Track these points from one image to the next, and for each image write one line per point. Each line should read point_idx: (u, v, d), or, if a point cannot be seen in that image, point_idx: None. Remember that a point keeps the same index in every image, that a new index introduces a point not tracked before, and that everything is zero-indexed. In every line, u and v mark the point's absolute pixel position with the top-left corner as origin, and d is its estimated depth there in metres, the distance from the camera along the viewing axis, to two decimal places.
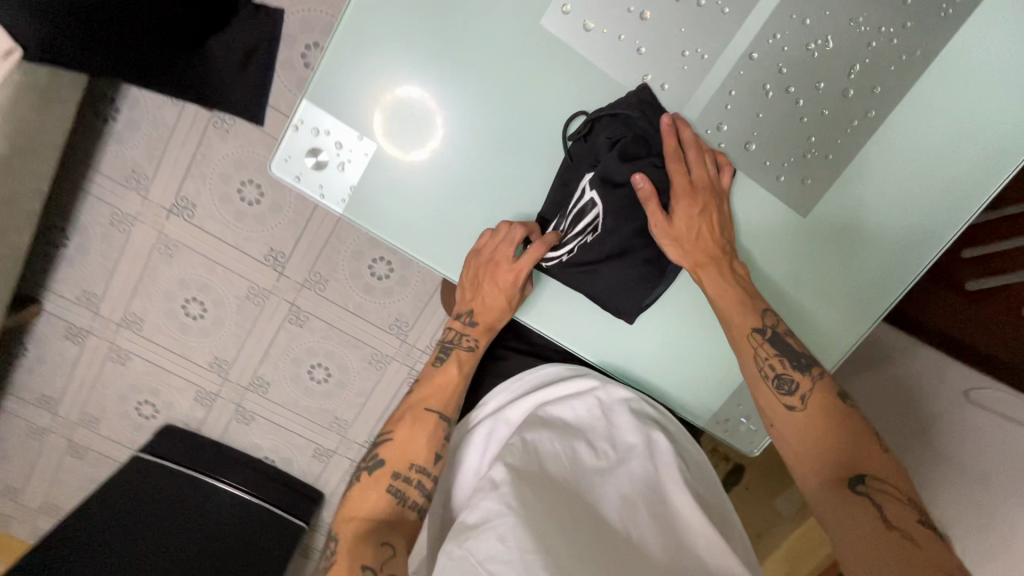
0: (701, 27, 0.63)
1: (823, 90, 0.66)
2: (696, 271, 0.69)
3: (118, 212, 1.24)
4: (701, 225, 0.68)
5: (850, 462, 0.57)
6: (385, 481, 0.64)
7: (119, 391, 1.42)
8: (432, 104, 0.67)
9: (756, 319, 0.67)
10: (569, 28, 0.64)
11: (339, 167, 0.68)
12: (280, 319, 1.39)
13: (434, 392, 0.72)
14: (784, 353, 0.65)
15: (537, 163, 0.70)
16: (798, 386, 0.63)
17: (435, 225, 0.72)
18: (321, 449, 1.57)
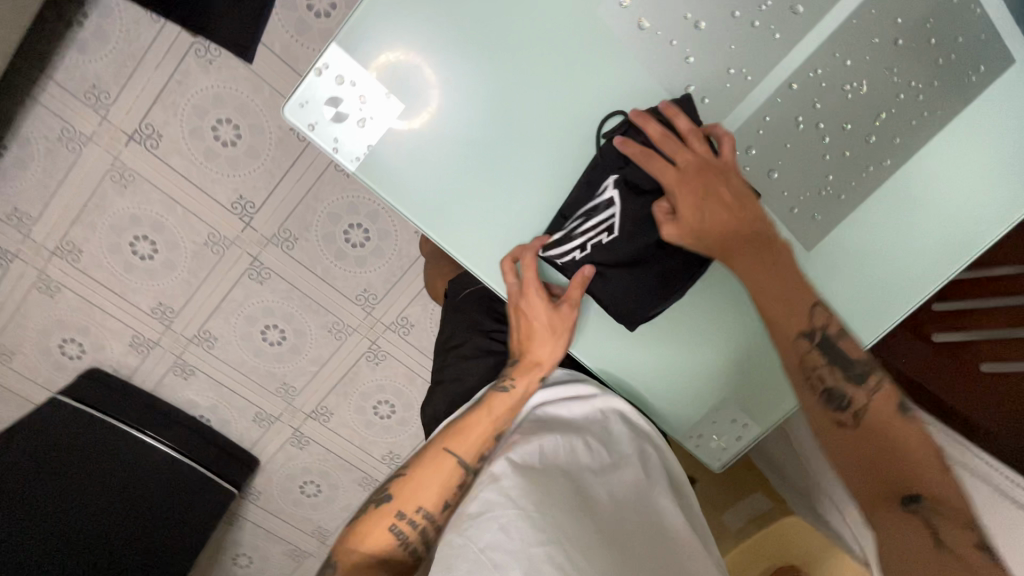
0: (750, 49, 0.63)
1: (848, 132, 0.68)
2: (721, 254, 0.64)
3: (69, 128, 1.10)
4: (715, 208, 0.63)
5: (904, 480, 0.53)
6: (387, 521, 0.61)
7: (43, 326, 1.28)
8: (470, 75, 0.64)
9: (805, 322, 0.62)
10: (622, 24, 0.62)
11: (359, 123, 0.63)
12: (239, 273, 1.30)
13: (466, 433, 0.66)
14: (835, 363, 0.61)
15: (563, 155, 0.68)
16: (849, 400, 0.59)
17: (450, 202, 0.69)
18: (263, 414, 1.49)
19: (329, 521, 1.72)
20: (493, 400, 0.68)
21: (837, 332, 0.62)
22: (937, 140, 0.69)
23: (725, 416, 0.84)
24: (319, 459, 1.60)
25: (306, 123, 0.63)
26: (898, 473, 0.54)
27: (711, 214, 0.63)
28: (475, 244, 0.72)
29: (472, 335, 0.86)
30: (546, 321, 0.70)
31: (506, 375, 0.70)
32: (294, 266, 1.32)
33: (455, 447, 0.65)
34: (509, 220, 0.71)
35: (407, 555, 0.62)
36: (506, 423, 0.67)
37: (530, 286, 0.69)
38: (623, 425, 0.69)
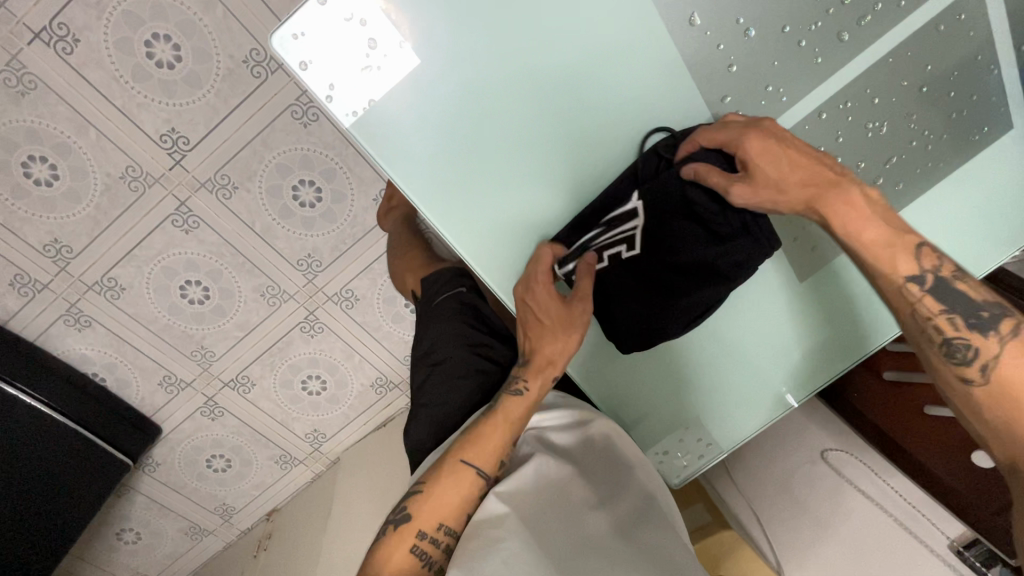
0: (791, 69, 0.61)
1: (860, 170, 0.68)
2: (813, 204, 0.58)
3: None
4: (788, 158, 0.57)
5: None
6: (409, 543, 0.61)
7: None
8: (503, 43, 0.56)
9: (914, 267, 0.59)
10: (672, 15, 0.57)
11: (362, 70, 0.53)
12: (161, 217, 1.12)
13: (479, 442, 0.66)
14: (956, 309, 0.58)
15: (571, 129, 0.62)
16: (975, 351, 0.57)
17: (433, 151, 0.59)
18: (172, 379, 1.32)
19: (236, 498, 1.58)
20: (507, 406, 0.69)
21: (955, 272, 0.58)
22: (930, 192, 0.71)
23: (692, 434, 0.85)
24: (233, 432, 1.45)
25: (296, 58, 0.52)
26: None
27: (783, 168, 0.56)
28: (454, 206, 0.63)
29: (454, 351, 0.84)
30: (558, 314, 0.68)
31: (517, 377, 0.71)
32: (228, 218, 1.16)
33: (471, 457, 0.65)
34: (497, 188, 0.63)
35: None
36: (521, 425, 0.69)
37: (543, 284, 0.67)
38: (610, 450, 0.70)
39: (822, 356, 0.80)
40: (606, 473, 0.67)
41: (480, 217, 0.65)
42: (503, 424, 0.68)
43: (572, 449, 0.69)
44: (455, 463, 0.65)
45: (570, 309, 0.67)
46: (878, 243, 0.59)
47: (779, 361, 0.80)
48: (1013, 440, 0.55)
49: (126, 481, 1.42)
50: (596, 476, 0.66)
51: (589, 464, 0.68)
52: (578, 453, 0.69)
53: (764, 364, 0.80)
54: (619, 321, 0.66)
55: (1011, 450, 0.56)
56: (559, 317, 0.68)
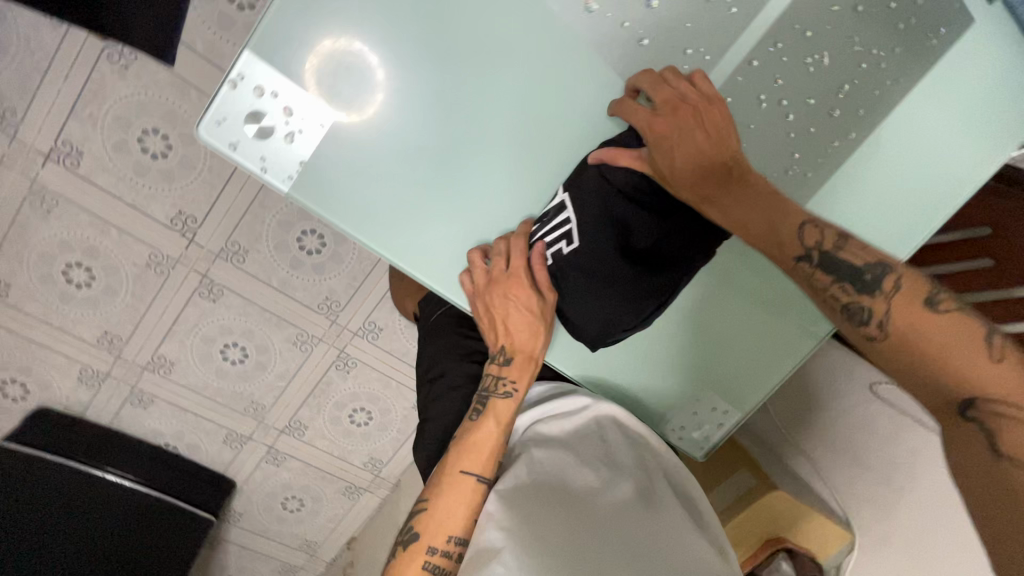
0: (707, 27, 0.60)
1: (812, 106, 0.66)
2: (703, 202, 0.58)
3: None
4: (696, 139, 0.56)
5: (952, 383, 0.47)
6: (422, 558, 0.60)
7: None
8: (417, 80, 0.58)
9: (798, 247, 0.54)
10: (568, 7, 0.58)
11: (288, 137, 0.57)
12: (189, 293, 1.21)
13: (475, 448, 0.65)
14: (843, 277, 0.52)
15: (495, 138, 0.63)
16: (870, 314, 0.50)
17: (362, 182, 0.61)
18: (234, 435, 1.42)
19: (316, 532, 1.68)
20: (496, 409, 0.67)
21: (836, 244, 0.52)
22: (898, 110, 0.67)
23: (706, 404, 0.83)
24: (298, 473, 1.55)
25: (226, 141, 0.56)
26: (944, 378, 0.47)
27: (685, 154, 0.56)
28: (391, 232, 0.65)
29: (451, 364, 0.88)
30: (537, 309, 0.67)
31: (505, 376, 0.70)
32: (248, 280, 1.23)
33: (469, 466, 0.64)
34: (430, 208, 0.65)
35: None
36: (511, 425, 0.68)
37: (517, 271, 0.66)
38: (620, 434, 0.70)
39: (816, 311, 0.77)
40: (608, 458, 0.66)
41: (429, 242, 0.67)
42: (495, 427, 0.67)
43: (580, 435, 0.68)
44: (455, 475, 0.63)
45: (545, 303, 0.68)
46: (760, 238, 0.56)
47: (773, 320, 0.78)
48: (940, 386, 0.48)
49: (217, 533, 1.55)
50: (599, 461, 0.65)
51: (594, 452, 0.66)
52: (581, 443, 0.66)
53: (761, 321, 0.78)
54: (579, 327, 0.67)
55: (928, 396, 0.49)
56: (538, 312, 0.68)
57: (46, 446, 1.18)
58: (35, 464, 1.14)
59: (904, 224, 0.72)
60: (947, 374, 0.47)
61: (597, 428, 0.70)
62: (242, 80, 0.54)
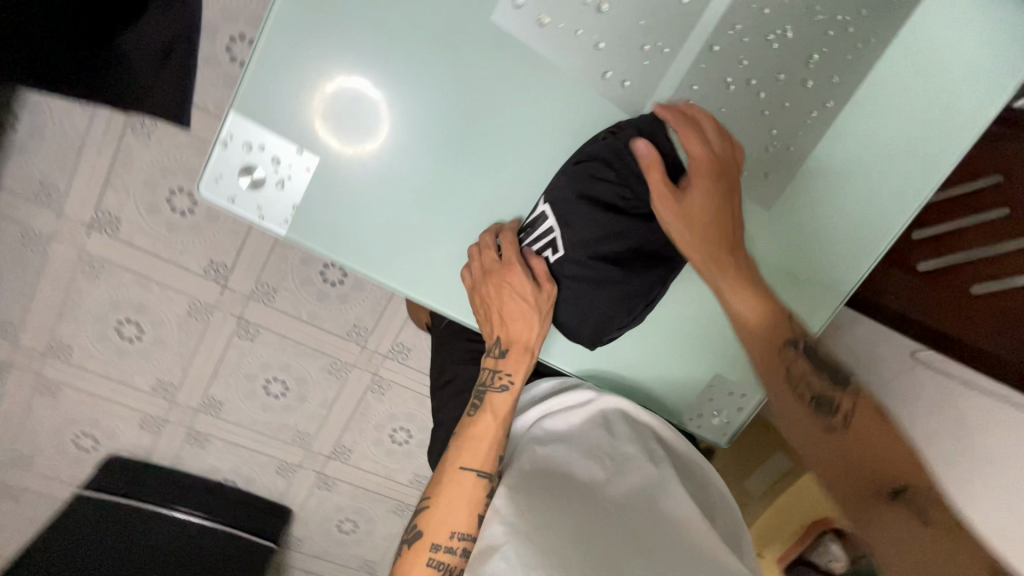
0: (660, 21, 0.61)
1: (782, 81, 0.65)
2: (709, 261, 0.61)
3: (29, 230, 1.10)
4: (723, 202, 0.60)
5: (891, 471, 0.53)
6: (425, 556, 0.58)
7: (55, 426, 1.33)
8: (388, 116, 0.61)
9: (784, 331, 0.61)
10: (522, 27, 0.60)
11: (279, 184, 0.61)
12: (228, 335, 1.29)
13: (472, 444, 0.63)
14: (814, 368, 0.60)
15: (473, 160, 0.66)
16: (836, 403, 0.58)
17: (350, 215, 0.65)
18: (285, 464, 1.49)
19: (375, 552, 1.72)
20: (493, 401, 0.65)
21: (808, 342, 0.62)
22: (875, 72, 0.67)
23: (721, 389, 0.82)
24: (350, 496, 1.59)
25: (225, 196, 0.61)
26: (878, 465, 0.54)
27: (714, 205, 0.59)
28: (386, 261, 0.68)
29: (461, 369, 0.89)
30: (534, 300, 0.65)
31: (500, 371, 0.67)
32: (280, 317, 1.29)
33: (470, 459, 0.62)
34: (424, 236, 0.68)
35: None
36: (510, 417, 0.65)
37: (511, 263, 0.65)
38: (625, 424, 0.69)
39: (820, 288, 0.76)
40: (614, 452, 0.65)
41: (424, 265, 0.69)
42: (494, 420, 0.65)
43: (584, 427, 0.68)
44: (455, 471, 0.61)
45: (542, 295, 0.65)
46: (755, 317, 0.61)
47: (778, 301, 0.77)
48: (887, 467, 0.54)
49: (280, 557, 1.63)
50: (603, 453, 0.65)
51: (598, 444, 0.66)
52: (586, 438, 0.66)
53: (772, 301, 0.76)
54: (573, 329, 0.68)
55: (861, 484, 0.55)
56: (533, 301, 0.65)
57: (123, 492, 1.30)
58: (112, 507, 1.26)
59: (896, 185, 0.72)
60: (885, 461, 0.54)
61: (602, 420, 0.69)
62: (232, 139, 0.59)
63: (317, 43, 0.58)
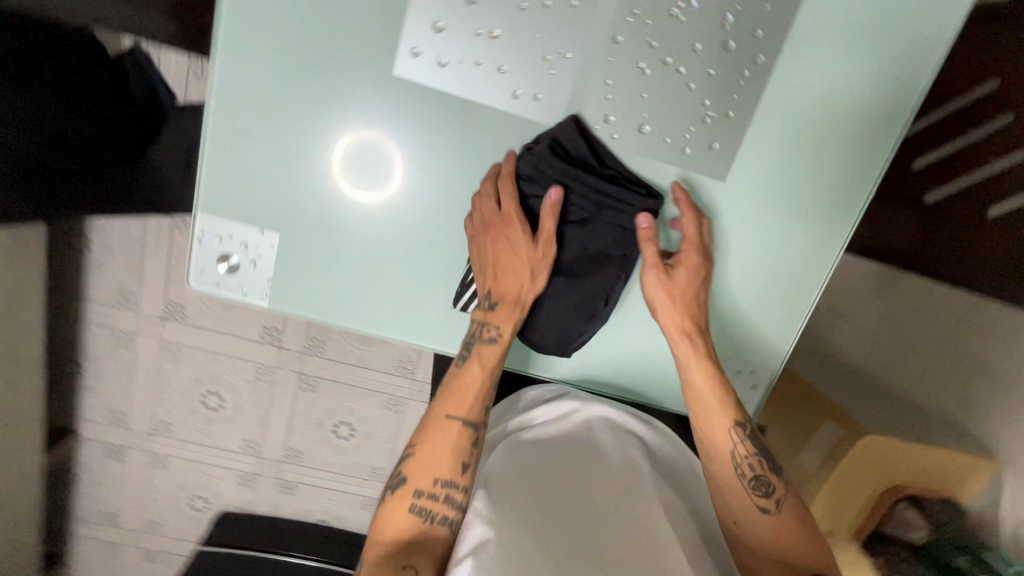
0: (556, 29, 0.61)
1: (701, 51, 0.63)
2: (690, 335, 0.65)
3: (118, 331, 1.30)
4: (699, 290, 0.67)
5: (810, 566, 0.58)
6: (407, 501, 0.57)
7: (170, 492, 1.49)
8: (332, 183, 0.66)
9: (742, 415, 0.64)
10: (422, 73, 0.62)
11: (252, 265, 0.69)
12: (294, 389, 1.40)
13: (459, 395, 0.62)
14: (763, 453, 0.64)
15: (420, 201, 0.68)
16: (773, 489, 0.62)
17: (317, 276, 0.70)
18: (369, 500, 1.57)
19: None
20: (481, 354, 0.63)
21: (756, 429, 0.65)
22: (802, 18, 0.63)
23: (729, 370, 0.76)
24: None
25: (211, 283, 0.69)
26: (799, 559, 0.59)
27: (696, 292, 0.66)
28: (360, 310, 0.72)
29: None
30: (528, 255, 0.63)
31: (487, 323, 0.64)
32: (335, 365, 1.38)
33: (455, 408, 0.61)
34: (390, 281, 0.71)
35: (442, 529, 0.57)
36: (499, 371, 0.64)
37: (510, 213, 0.63)
38: (609, 436, 0.70)
39: (807, 249, 0.72)
40: (595, 462, 0.66)
41: (395, 308, 0.72)
42: (480, 371, 0.63)
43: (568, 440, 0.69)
44: (441, 420, 0.60)
45: (540, 255, 0.63)
46: (714, 392, 0.64)
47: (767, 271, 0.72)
48: (800, 562, 0.59)
49: None
50: (583, 465, 0.66)
51: (581, 458, 0.67)
52: (564, 446, 0.68)
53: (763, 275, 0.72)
54: (538, 337, 0.68)
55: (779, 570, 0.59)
56: (528, 257, 0.63)
57: (241, 543, 1.38)
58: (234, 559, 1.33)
59: (862, 125, 0.67)
60: (808, 559, 0.59)
61: (587, 434, 0.71)
62: (204, 234, 0.67)
63: (248, 137, 0.64)
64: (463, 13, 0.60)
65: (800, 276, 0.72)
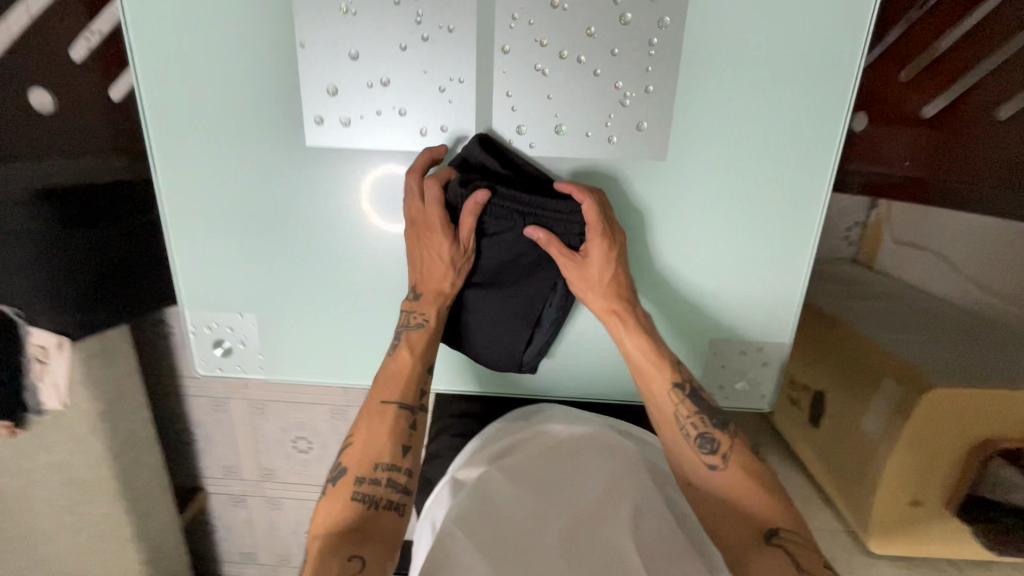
0: (444, 57, 0.60)
1: (598, 34, 0.58)
2: (615, 313, 0.65)
3: (213, 398, 1.14)
4: (618, 270, 0.64)
5: (765, 517, 0.58)
6: (348, 488, 0.57)
7: (291, 530, 1.27)
8: (293, 256, 0.71)
9: (676, 375, 0.65)
10: (334, 135, 0.64)
11: (242, 343, 0.75)
12: None
13: (388, 380, 0.64)
14: (704, 411, 0.64)
15: (371, 251, 0.70)
16: (718, 445, 0.63)
17: (298, 341, 0.75)
18: None
19: None
20: (410, 341, 0.65)
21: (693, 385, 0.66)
22: None
23: (733, 351, 0.73)
24: None
25: (216, 366, 0.76)
26: (755, 509, 0.59)
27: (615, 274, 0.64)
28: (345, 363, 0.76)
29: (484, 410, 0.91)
30: (448, 256, 0.63)
31: (410, 312, 0.66)
32: None
33: (389, 393, 0.63)
34: (364, 332, 0.74)
35: (389, 511, 0.57)
36: (429, 356, 0.66)
37: (432, 219, 0.62)
38: (593, 453, 0.69)
39: (784, 210, 0.66)
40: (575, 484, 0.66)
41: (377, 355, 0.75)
42: (410, 356, 0.65)
43: (547, 459, 0.69)
44: (376, 407, 0.62)
45: (460, 253, 0.64)
46: (647, 359, 0.65)
47: (749, 237, 0.67)
48: (756, 512, 0.58)
49: None
50: (560, 485, 0.67)
51: (559, 478, 0.67)
52: (542, 468, 0.68)
53: (741, 247, 0.68)
54: (482, 351, 0.71)
55: (741, 526, 0.58)
56: (450, 259, 0.64)
57: None
58: None
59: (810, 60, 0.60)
60: (763, 509, 0.59)
61: (571, 452, 0.70)
62: (196, 326, 0.74)
63: (206, 236, 0.70)
64: (351, 69, 0.61)
65: (783, 239, 0.67)
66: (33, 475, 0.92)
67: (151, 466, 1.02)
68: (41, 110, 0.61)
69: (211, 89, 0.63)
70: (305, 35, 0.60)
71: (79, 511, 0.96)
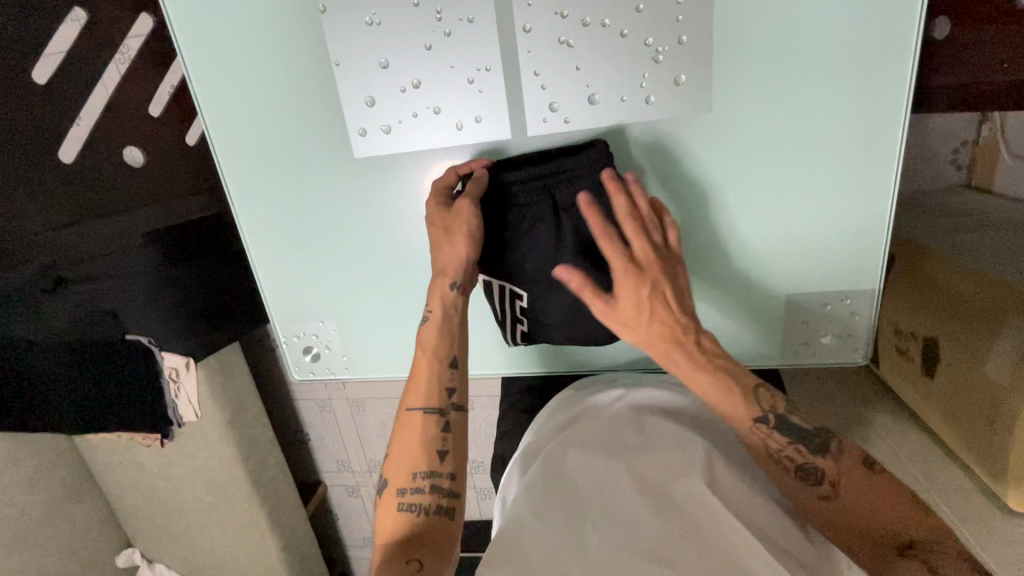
0: (467, 49, 0.61)
1: None
2: (666, 356, 0.62)
3: (319, 399, 1.27)
4: (658, 309, 0.60)
5: (894, 530, 0.55)
6: (394, 499, 0.62)
7: None
8: (359, 263, 0.75)
9: (756, 408, 0.61)
10: (376, 144, 0.67)
11: (327, 348, 0.82)
12: None
13: (410, 390, 0.66)
14: (799, 438, 0.60)
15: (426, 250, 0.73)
16: (824, 471, 0.59)
17: (376, 343, 0.81)
18: None
19: None
20: (420, 338, 0.67)
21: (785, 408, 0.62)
22: None
23: (815, 305, 0.68)
24: None
25: (307, 370, 0.84)
26: (879, 522, 0.55)
27: (657, 313, 0.60)
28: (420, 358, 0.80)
29: None
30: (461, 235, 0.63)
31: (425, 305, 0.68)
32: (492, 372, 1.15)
33: (415, 400, 0.65)
34: None
35: (435, 517, 0.61)
36: (440, 348, 0.67)
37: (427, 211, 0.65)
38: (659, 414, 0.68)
39: (855, 142, 0.60)
40: (638, 445, 0.65)
41: None
42: (424, 356, 0.67)
43: (614, 428, 0.68)
44: (403, 414, 0.65)
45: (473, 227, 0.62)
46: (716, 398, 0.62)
47: (816, 183, 0.62)
48: (884, 531, 0.55)
49: None
50: (630, 447, 0.66)
51: (627, 441, 0.66)
52: (605, 437, 0.68)
53: (810, 191, 0.63)
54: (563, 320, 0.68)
55: (867, 542, 0.55)
56: (453, 240, 0.63)
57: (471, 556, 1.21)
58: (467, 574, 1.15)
59: None
60: (890, 523, 0.55)
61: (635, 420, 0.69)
62: (285, 337, 0.82)
63: (277, 255, 0.77)
64: (384, 78, 0.64)
65: (858, 174, 0.61)
66: (184, 479, 1.07)
67: (275, 463, 1.14)
68: (134, 163, 0.76)
69: (263, 121, 0.69)
70: (337, 54, 0.63)
71: (222, 507, 1.10)
